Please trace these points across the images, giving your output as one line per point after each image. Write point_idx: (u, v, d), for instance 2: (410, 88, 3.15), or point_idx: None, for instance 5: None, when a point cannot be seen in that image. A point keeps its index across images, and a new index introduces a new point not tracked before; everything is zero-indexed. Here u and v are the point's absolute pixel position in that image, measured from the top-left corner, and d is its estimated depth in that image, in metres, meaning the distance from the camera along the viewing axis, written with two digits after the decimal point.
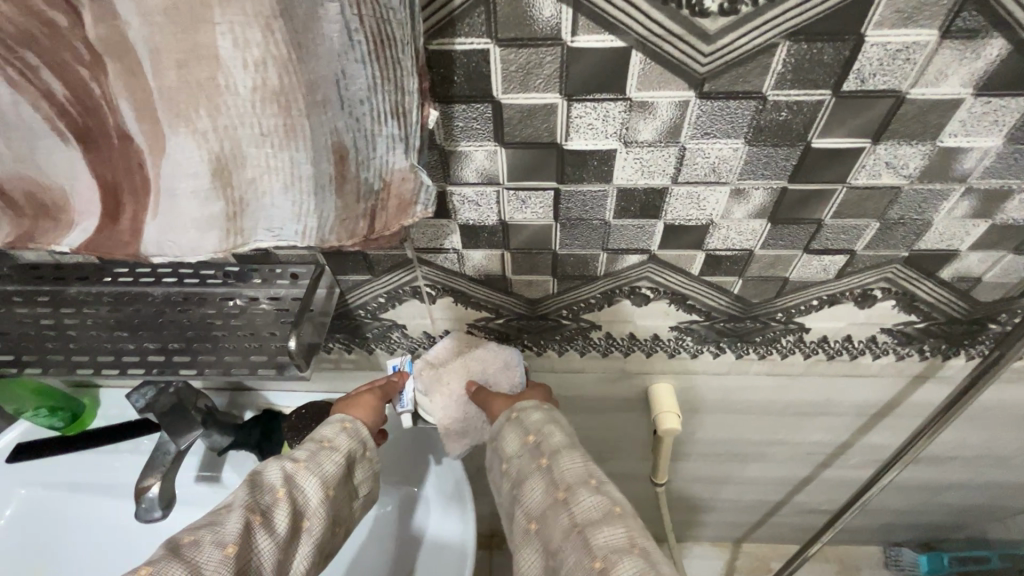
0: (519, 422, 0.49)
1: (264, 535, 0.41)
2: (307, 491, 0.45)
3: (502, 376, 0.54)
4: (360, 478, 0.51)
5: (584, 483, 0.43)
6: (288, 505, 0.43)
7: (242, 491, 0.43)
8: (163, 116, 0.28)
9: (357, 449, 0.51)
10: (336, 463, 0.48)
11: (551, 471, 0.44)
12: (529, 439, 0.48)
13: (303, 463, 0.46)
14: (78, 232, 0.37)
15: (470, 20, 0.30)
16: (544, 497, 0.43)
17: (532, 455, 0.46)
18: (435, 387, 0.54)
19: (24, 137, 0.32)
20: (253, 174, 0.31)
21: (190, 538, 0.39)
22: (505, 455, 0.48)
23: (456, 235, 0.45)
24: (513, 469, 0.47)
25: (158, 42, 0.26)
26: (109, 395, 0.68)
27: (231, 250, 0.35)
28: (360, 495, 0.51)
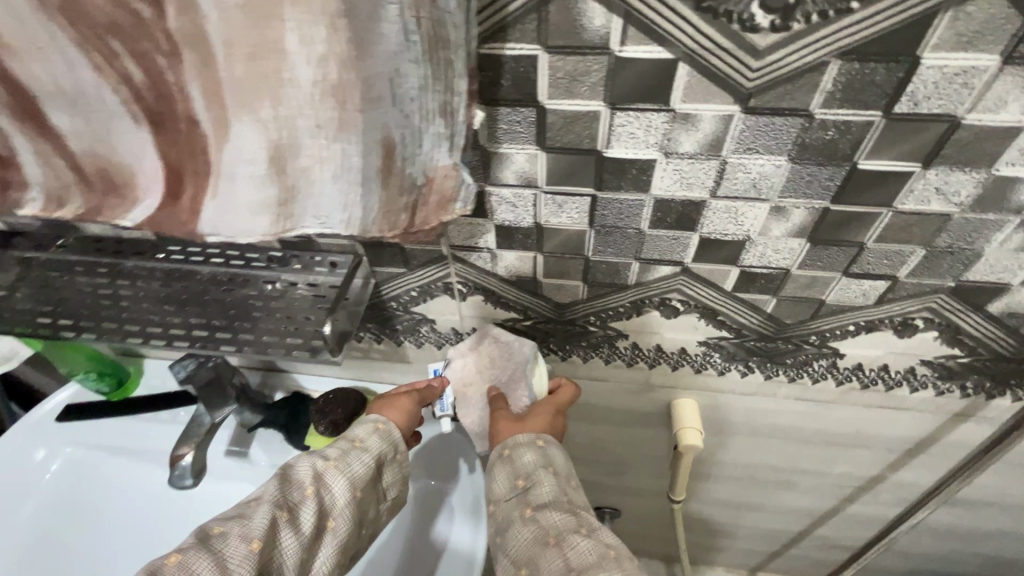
0: (510, 462, 0.50)
1: (289, 531, 0.44)
2: (335, 490, 0.47)
3: (515, 386, 0.55)
4: (388, 481, 0.52)
5: (574, 530, 0.45)
6: (313, 504, 0.46)
7: (273, 486, 0.46)
8: (229, 104, 0.30)
9: (388, 451, 0.52)
10: (365, 464, 0.49)
11: (534, 521, 0.46)
12: (516, 486, 0.49)
13: (333, 462, 0.49)
14: (142, 208, 0.40)
15: (521, 26, 0.31)
16: (530, 538, 0.45)
17: (518, 503, 0.48)
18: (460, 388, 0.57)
19: (102, 117, 0.35)
20: (306, 164, 0.33)
21: (220, 529, 0.43)
22: (493, 495, 0.50)
23: (491, 235, 0.46)
24: (500, 513, 0.49)
25: (230, 36, 0.27)
26: (153, 365, 0.71)
27: (280, 234, 0.37)
28: (388, 497, 0.52)
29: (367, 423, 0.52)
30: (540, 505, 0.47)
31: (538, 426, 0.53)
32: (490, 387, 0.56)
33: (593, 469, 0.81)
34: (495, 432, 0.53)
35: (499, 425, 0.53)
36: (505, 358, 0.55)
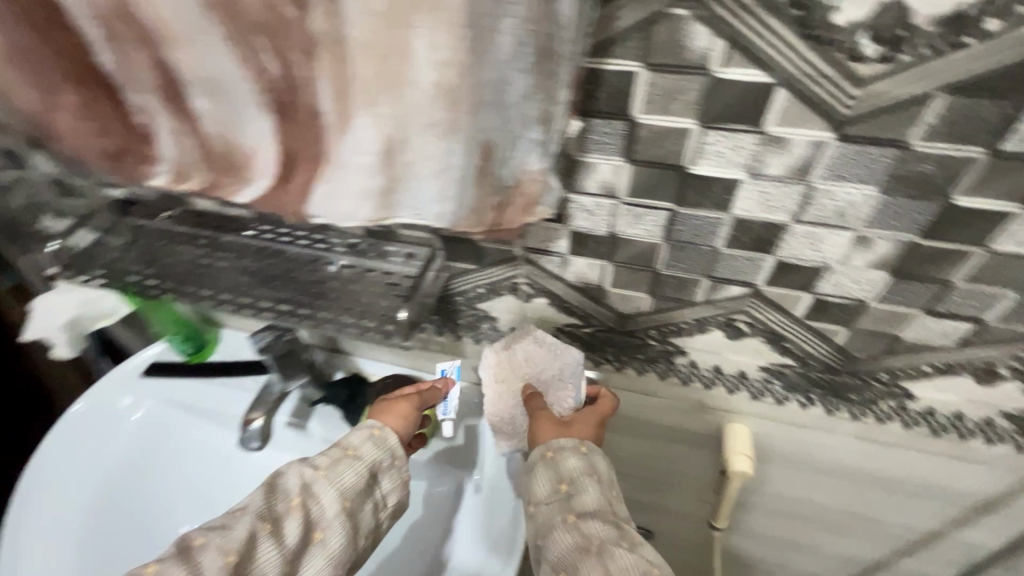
0: (554, 464, 0.51)
1: (271, 542, 0.45)
2: (324, 499, 0.49)
3: (557, 386, 0.56)
4: (387, 488, 0.53)
5: (618, 542, 0.44)
6: (300, 514, 0.47)
7: (259, 497, 0.47)
8: (353, 100, 0.33)
9: (384, 458, 0.53)
10: (356, 472, 0.51)
11: (576, 526, 0.46)
12: (558, 488, 0.49)
13: (323, 471, 0.50)
14: (254, 187, 0.44)
15: (626, 44, 0.33)
16: (572, 545, 0.45)
17: (560, 508, 0.48)
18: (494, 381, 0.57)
19: (234, 104, 0.39)
20: (411, 159, 0.35)
21: (201, 540, 0.45)
22: (534, 497, 0.50)
23: (564, 240, 0.47)
24: (540, 518, 0.49)
25: (364, 39, 0.30)
26: (230, 335, 0.77)
27: (378, 221, 0.40)
28: (388, 505, 0.53)
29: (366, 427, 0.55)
30: (582, 513, 0.47)
31: (580, 429, 0.54)
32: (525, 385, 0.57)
33: (633, 486, 0.81)
34: (536, 432, 0.54)
35: (540, 425, 0.54)
36: (544, 359, 0.55)
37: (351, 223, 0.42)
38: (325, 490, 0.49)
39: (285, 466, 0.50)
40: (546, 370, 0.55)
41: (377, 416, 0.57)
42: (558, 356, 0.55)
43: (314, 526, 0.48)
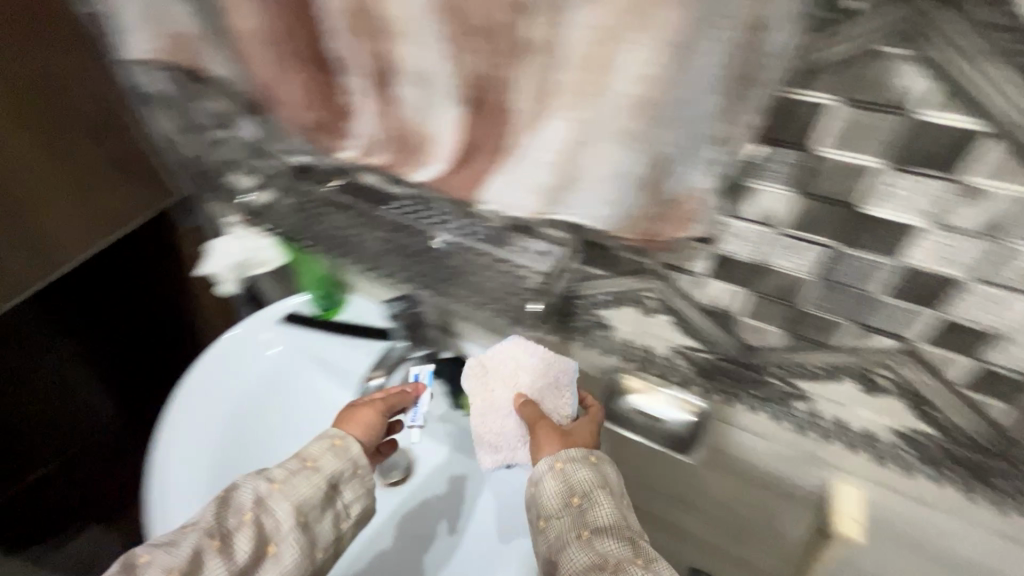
0: (565, 476, 0.52)
1: (220, 557, 0.46)
2: (279, 512, 0.50)
3: (552, 395, 0.59)
4: (348, 497, 0.55)
5: (632, 560, 0.46)
6: (253, 528, 0.49)
7: (210, 513, 0.49)
8: (549, 103, 0.37)
9: (346, 468, 0.56)
10: (312, 485, 0.52)
11: (588, 545, 0.47)
12: (569, 502, 0.51)
13: (277, 485, 0.52)
14: (429, 169, 0.49)
15: (828, 78, 0.33)
16: (588, 562, 0.46)
17: (573, 522, 0.50)
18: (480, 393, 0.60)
19: (429, 95, 0.43)
20: (587, 163, 0.39)
21: (147, 557, 0.47)
22: (542, 507, 0.52)
23: (705, 262, 0.47)
24: (551, 532, 0.50)
25: (575, 49, 0.34)
26: (356, 302, 0.84)
27: (542, 213, 0.45)
28: (349, 517, 0.55)
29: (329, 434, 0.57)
30: (595, 530, 0.48)
31: (580, 440, 0.56)
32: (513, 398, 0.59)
33: (712, 530, 0.77)
34: (537, 441, 0.56)
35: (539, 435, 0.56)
36: (534, 367, 0.59)
37: (515, 212, 0.47)
38: (280, 505, 0.50)
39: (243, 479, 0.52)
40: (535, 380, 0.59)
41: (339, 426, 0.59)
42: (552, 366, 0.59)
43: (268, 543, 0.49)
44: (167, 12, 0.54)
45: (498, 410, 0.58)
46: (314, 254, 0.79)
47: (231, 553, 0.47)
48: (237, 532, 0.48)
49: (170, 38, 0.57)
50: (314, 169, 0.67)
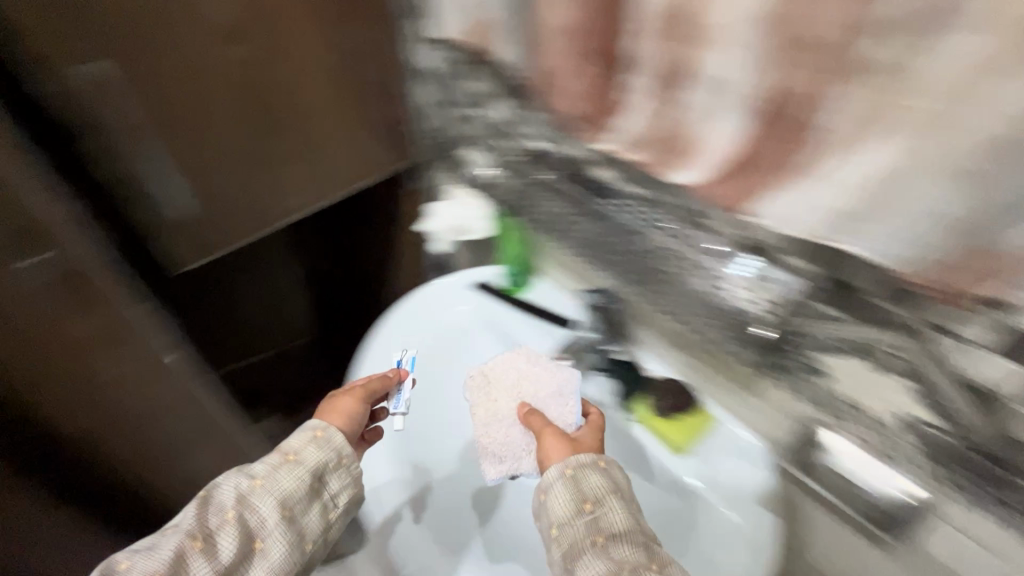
0: (576, 482, 0.57)
1: (203, 558, 0.52)
2: (263, 507, 0.56)
3: (556, 403, 0.67)
4: (334, 486, 0.61)
5: (647, 566, 0.50)
6: (236, 525, 0.54)
7: (194, 514, 0.54)
8: (872, 128, 0.36)
9: (330, 458, 0.61)
10: (295, 476, 0.58)
11: (604, 552, 0.52)
12: (580, 510, 0.55)
13: (257, 481, 0.57)
14: (693, 175, 0.50)
15: None
16: (605, 567, 0.50)
17: (587, 529, 0.54)
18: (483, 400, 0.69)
19: (719, 104, 0.44)
20: (899, 196, 0.36)
21: (125, 563, 0.51)
22: (554, 514, 0.56)
23: (983, 330, 0.39)
24: (568, 539, 0.54)
25: (929, 77, 0.32)
26: (543, 290, 0.87)
27: (817, 237, 0.43)
28: (338, 504, 0.61)
29: (309, 427, 0.63)
30: (611, 537, 0.53)
31: (585, 445, 0.61)
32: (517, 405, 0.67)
33: None
34: (541, 445, 0.62)
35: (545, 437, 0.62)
36: (539, 377, 0.69)
37: (784, 233, 0.46)
38: (264, 503, 0.56)
39: (225, 479, 0.57)
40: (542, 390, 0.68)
41: (324, 419, 0.63)
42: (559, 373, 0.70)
43: (252, 538, 0.54)
44: (483, 4, 0.63)
45: (500, 419, 0.66)
46: (522, 234, 0.86)
47: (217, 552, 0.53)
48: (216, 533, 0.53)
49: (476, 24, 0.67)
50: (549, 156, 0.72)
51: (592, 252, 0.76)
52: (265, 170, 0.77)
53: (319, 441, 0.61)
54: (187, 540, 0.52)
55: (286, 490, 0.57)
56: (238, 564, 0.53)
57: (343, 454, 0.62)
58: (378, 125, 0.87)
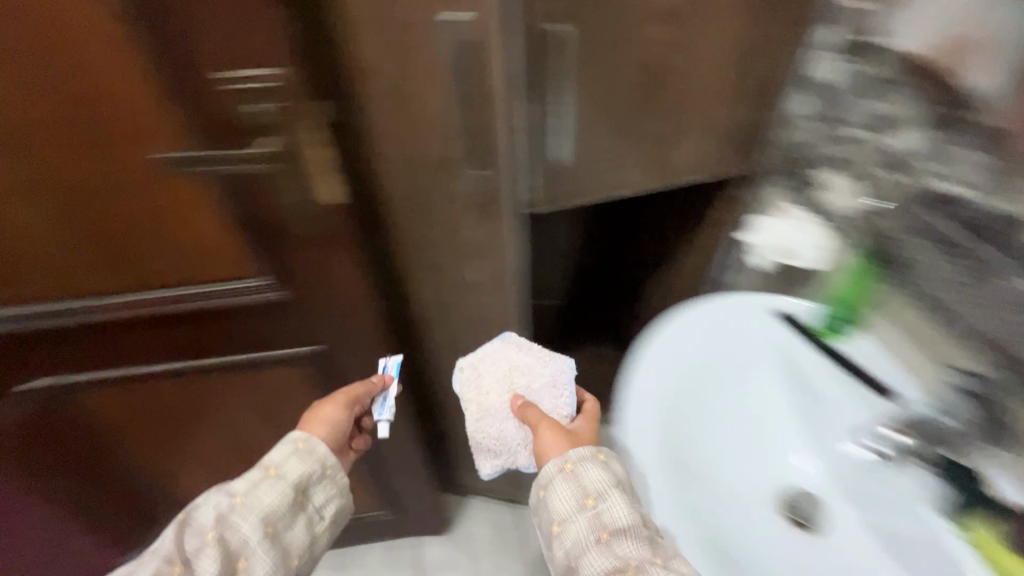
0: (576, 476, 0.59)
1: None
2: (243, 521, 0.61)
3: (550, 393, 0.71)
4: (315, 494, 0.68)
5: (652, 562, 0.52)
6: (216, 544, 0.59)
7: (171, 543, 0.58)
8: None
9: (313, 471, 0.69)
10: (271, 488, 0.64)
11: (608, 549, 0.54)
12: (579, 505, 0.57)
13: (238, 499, 0.63)
14: None
15: None
16: (608, 565, 0.53)
17: (589, 528, 0.56)
18: (474, 391, 0.75)
19: None
20: None
21: None
22: (556, 513, 0.58)
23: None
24: (572, 537, 0.56)
25: None
26: (858, 345, 0.72)
27: None
28: (310, 509, 0.67)
29: (290, 439, 0.70)
30: (614, 532, 0.55)
31: (580, 439, 0.65)
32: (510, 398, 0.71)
33: None
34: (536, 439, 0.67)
35: (539, 427, 0.66)
36: (533, 371, 0.74)
37: None
38: (244, 520, 0.61)
39: (204, 501, 0.62)
40: (535, 381, 0.72)
41: (306, 429, 0.73)
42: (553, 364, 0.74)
43: (239, 556, 0.60)
44: (980, 18, 0.55)
45: (496, 413, 0.72)
46: (876, 280, 0.72)
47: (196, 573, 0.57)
48: (199, 549, 0.58)
49: (947, 43, 0.59)
50: (964, 204, 0.61)
51: (1014, 344, 0.57)
52: (628, 145, 0.81)
53: (298, 451, 0.68)
54: (163, 566, 0.56)
55: (264, 507, 0.63)
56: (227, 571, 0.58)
57: (328, 464, 0.70)
58: (742, 131, 0.85)
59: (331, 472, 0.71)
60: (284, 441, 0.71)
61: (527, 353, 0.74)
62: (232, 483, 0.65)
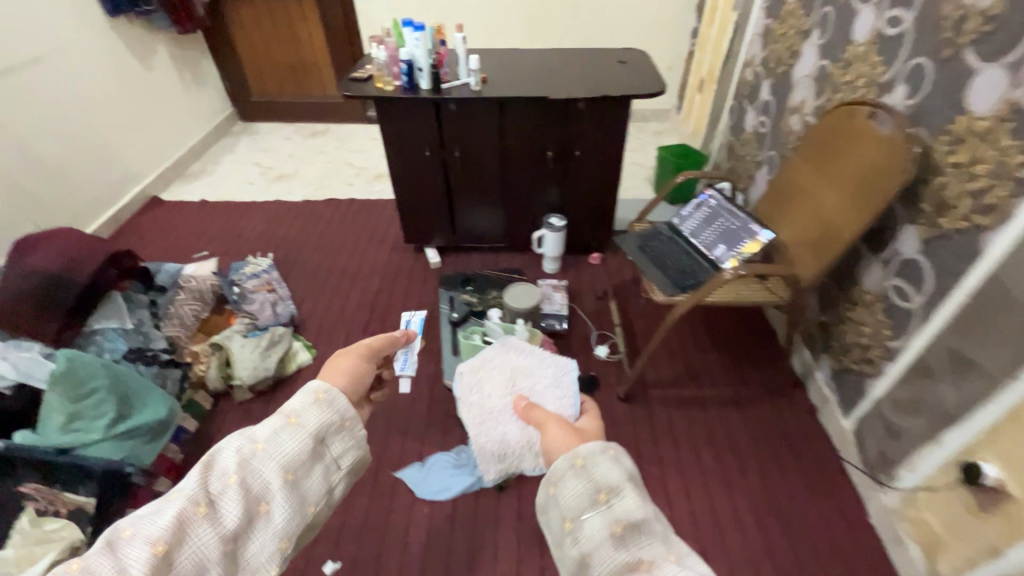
0: (588, 472, 0.68)
1: (226, 517, 0.60)
2: (263, 470, 0.64)
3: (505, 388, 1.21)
4: (335, 451, 0.72)
5: (669, 557, 0.60)
6: (237, 486, 0.62)
7: (195, 484, 0.60)
8: None
9: (332, 424, 0.72)
10: (302, 436, 0.68)
11: (623, 544, 0.61)
12: (592, 501, 0.66)
13: (258, 446, 0.66)
14: None
15: None
16: (624, 562, 0.60)
17: (603, 521, 0.63)
18: (468, 380, 1.27)
19: None
20: None
21: (125, 531, 0.56)
22: (568, 509, 0.66)
23: None
24: (589, 531, 0.63)
25: None
26: None
27: None
28: (330, 458, 0.71)
29: (311, 391, 0.73)
30: (626, 526, 0.62)
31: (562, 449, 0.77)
32: (517, 398, 0.94)
33: None
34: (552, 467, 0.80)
35: (541, 425, 0.83)
36: (495, 380, 1.24)
37: None
38: (267, 464, 0.64)
39: (225, 448, 0.64)
40: (499, 390, 1.22)
41: (327, 385, 0.75)
42: (555, 362, 1.20)
43: (263, 499, 0.63)
44: None
45: (489, 412, 1.22)
46: None
47: (219, 517, 0.59)
48: (222, 493, 0.60)
49: None
50: None
51: None
52: None
53: (320, 404, 0.72)
54: (191, 505, 0.58)
55: (285, 454, 0.66)
56: (250, 518, 0.61)
57: (346, 417, 0.74)
58: None
59: (349, 425, 0.74)
60: (305, 390, 0.73)
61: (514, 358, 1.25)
62: (256, 427, 0.68)
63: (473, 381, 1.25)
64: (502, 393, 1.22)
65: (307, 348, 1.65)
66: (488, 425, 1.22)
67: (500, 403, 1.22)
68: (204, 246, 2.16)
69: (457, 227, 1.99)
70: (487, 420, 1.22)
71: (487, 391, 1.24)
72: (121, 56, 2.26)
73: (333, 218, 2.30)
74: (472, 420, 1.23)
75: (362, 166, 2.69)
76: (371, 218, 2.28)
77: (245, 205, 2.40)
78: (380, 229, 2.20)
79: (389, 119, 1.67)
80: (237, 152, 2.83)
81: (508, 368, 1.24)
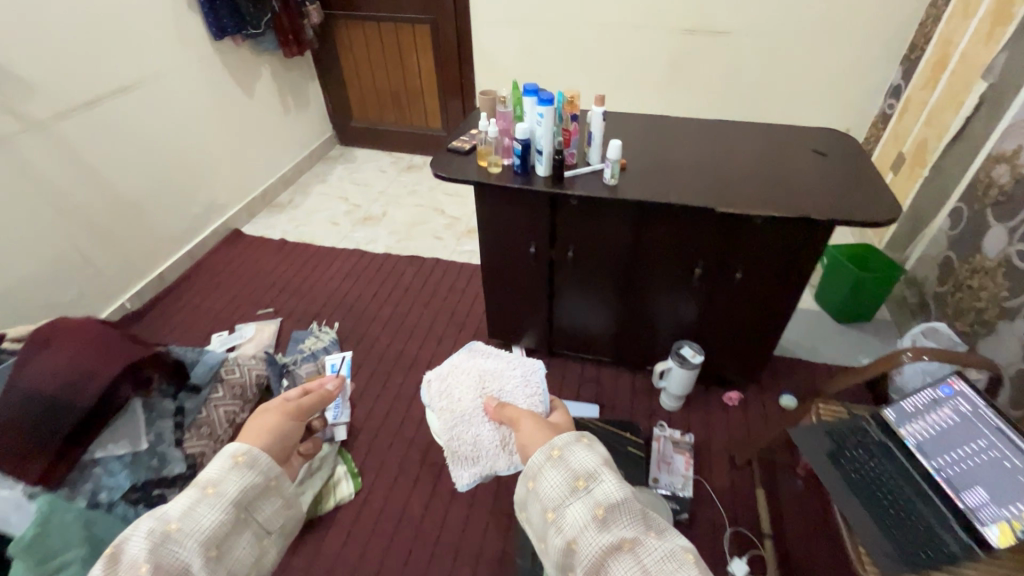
0: (564, 462, 0.56)
1: None
2: (178, 547, 0.53)
3: (474, 385, 1.04)
4: (263, 512, 0.62)
5: (649, 533, 0.52)
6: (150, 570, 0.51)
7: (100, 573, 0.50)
8: None
9: (260, 482, 0.63)
10: (225, 501, 0.59)
11: (607, 529, 0.51)
12: (570, 488, 0.54)
13: (173, 525, 0.54)
14: None
15: None
16: (611, 547, 0.50)
17: (584, 508, 0.52)
18: (439, 381, 1.08)
19: None
20: None
21: None
22: (547, 498, 0.55)
23: None
24: (571, 519, 0.52)
25: None
26: None
27: None
28: (263, 516, 0.62)
29: (228, 455, 0.62)
30: (609, 507, 0.52)
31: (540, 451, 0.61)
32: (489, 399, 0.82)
33: None
34: None
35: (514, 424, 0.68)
36: (467, 376, 1.06)
37: None
38: (186, 544, 0.54)
39: (133, 531, 0.53)
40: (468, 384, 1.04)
41: (249, 444, 0.66)
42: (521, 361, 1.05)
43: None
44: None
45: (456, 410, 1.01)
46: None
47: None
48: None
49: None
50: None
51: None
52: None
53: (240, 468, 0.62)
54: None
55: (205, 528, 0.55)
56: None
57: (271, 476, 0.64)
58: None
59: (276, 483, 0.64)
60: (220, 455, 0.63)
61: (491, 358, 1.10)
62: (166, 506, 0.57)
63: (442, 388, 1.06)
64: (472, 395, 1.02)
65: (352, 476, 1.35)
66: (458, 427, 1.00)
67: (471, 406, 1.01)
68: (271, 301, 1.93)
69: (554, 330, 1.57)
70: (458, 423, 1.00)
71: (456, 398, 1.04)
72: (222, 80, 2.10)
73: (412, 282, 1.98)
74: (442, 427, 1.01)
75: (455, 216, 2.36)
76: (456, 289, 1.94)
77: (323, 252, 2.16)
78: (462, 309, 1.84)
79: (490, 206, 1.29)
80: (329, 182, 2.62)
81: (479, 361, 1.09)
